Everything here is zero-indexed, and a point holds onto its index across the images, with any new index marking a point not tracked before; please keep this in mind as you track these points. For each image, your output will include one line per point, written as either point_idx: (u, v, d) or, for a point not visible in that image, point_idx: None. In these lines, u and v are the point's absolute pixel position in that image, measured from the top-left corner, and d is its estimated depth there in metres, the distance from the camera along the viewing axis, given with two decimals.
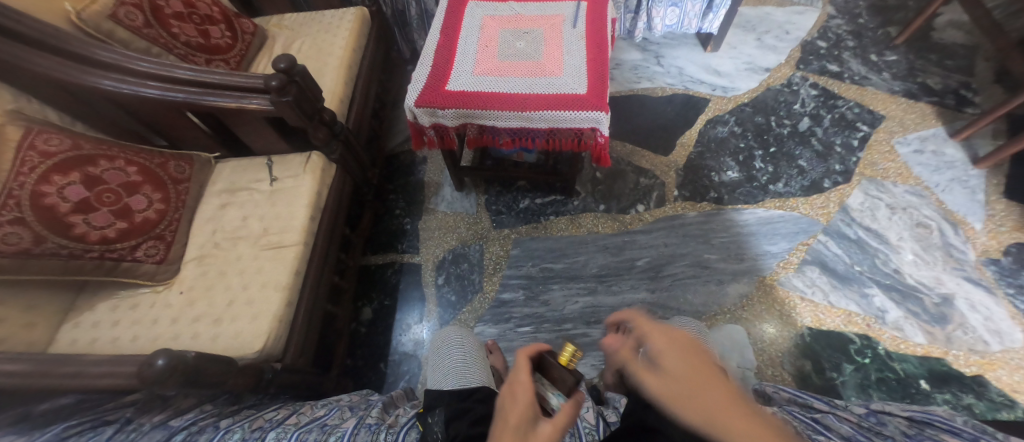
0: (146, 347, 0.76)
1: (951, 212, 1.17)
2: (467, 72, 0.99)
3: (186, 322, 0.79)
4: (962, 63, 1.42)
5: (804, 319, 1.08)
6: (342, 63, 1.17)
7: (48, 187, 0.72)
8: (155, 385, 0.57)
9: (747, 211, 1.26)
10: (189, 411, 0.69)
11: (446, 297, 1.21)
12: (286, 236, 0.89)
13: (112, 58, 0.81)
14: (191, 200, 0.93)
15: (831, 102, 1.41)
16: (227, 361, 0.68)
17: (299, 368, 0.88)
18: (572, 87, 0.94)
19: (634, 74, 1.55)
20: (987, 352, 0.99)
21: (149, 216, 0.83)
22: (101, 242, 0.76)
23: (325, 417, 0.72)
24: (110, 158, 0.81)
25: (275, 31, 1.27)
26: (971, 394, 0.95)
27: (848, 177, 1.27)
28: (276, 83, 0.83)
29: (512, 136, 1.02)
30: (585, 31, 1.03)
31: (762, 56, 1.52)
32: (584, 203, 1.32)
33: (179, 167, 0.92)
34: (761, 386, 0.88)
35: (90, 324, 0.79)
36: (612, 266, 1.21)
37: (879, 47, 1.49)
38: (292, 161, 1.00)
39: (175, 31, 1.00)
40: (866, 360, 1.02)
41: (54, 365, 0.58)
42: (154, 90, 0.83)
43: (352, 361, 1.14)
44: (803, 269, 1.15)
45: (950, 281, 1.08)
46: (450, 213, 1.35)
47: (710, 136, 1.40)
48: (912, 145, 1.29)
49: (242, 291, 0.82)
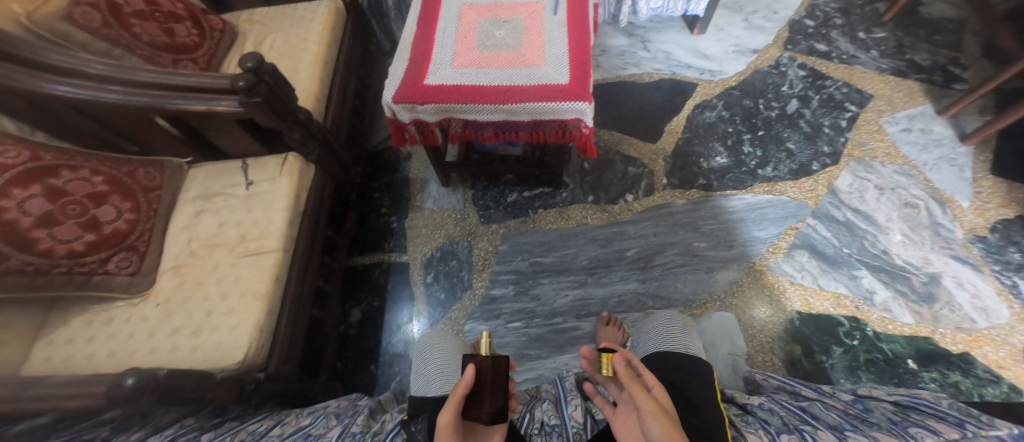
0: (123, 362, 0.74)
1: (938, 190, 1.17)
2: (446, 65, 0.96)
3: (163, 335, 0.77)
4: (951, 39, 1.40)
5: (793, 304, 1.08)
6: (317, 59, 1.13)
7: (7, 202, 0.68)
8: (126, 405, 0.55)
9: (736, 197, 1.25)
10: (169, 427, 0.67)
11: (435, 295, 1.20)
12: (264, 242, 0.87)
13: (67, 62, 0.77)
14: (164, 208, 0.91)
15: (819, 82, 1.39)
16: (205, 375, 0.67)
17: (283, 376, 0.86)
18: (554, 77, 0.91)
19: (620, 60, 1.52)
20: (973, 329, 1.00)
21: (119, 227, 0.80)
22: (69, 256, 0.73)
23: (310, 426, 0.71)
24: (73, 168, 0.78)
25: (245, 27, 1.23)
26: (957, 371, 0.96)
27: (836, 159, 1.26)
28: (244, 83, 0.79)
29: (495, 129, 0.99)
30: (567, 18, 1.00)
31: (749, 37, 1.50)
32: (572, 195, 1.30)
33: (149, 175, 0.89)
34: (750, 374, 0.88)
35: (64, 341, 0.77)
36: (603, 257, 1.20)
37: (867, 24, 1.47)
38: (268, 163, 0.97)
39: (137, 31, 0.96)
40: (855, 342, 1.03)
41: (19, 390, 0.56)
42: (116, 95, 0.79)
43: (343, 363, 1.14)
44: (792, 254, 1.14)
45: (938, 260, 1.08)
46: (437, 209, 1.33)
47: (699, 122, 1.38)
48: (901, 124, 1.28)
49: (221, 301, 0.80)
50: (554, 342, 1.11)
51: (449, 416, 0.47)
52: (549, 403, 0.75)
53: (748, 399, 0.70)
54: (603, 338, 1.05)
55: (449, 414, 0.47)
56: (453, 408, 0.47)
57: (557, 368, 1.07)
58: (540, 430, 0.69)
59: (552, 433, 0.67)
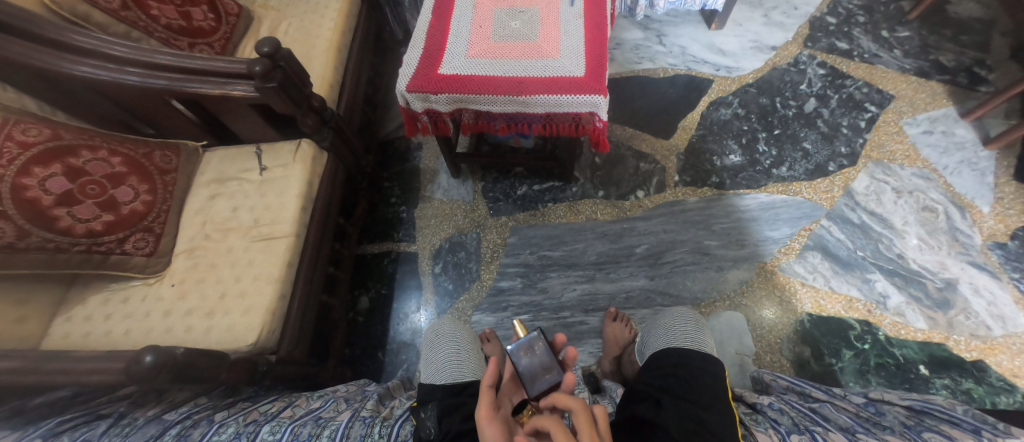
0: (139, 340, 0.76)
1: (958, 195, 1.14)
2: (460, 55, 0.95)
3: (178, 315, 0.79)
4: (978, 39, 1.36)
5: (804, 305, 1.07)
6: (331, 46, 1.13)
7: (29, 180, 0.70)
8: (143, 382, 0.56)
9: (749, 196, 1.23)
10: (183, 405, 0.68)
11: (443, 285, 1.20)
12: (277, 228, 0.88)
13: (87, 42, 0.78)
14: (180, 191, 0.91)
15: (838, 81, 1.36)
16: (219, 356, 0.68)
17: (293, 359, 0.88)
18: (570, 69, 0.90)
19: (635, 54, 1.50)
20: (989, 337, 0.98)
21: (136, 208, 0.81)
22: (88, 235, 0.75)
23: (320, 409, 0.72)
24: (92, 148, 0.79)
25: (261, 11, 1.23)
26: (970, 378, 0.95)
27: (854, 160, 1.23)
28: (260, 68, 0.79)
29: (507, 121, 0.99)
30: (584, 10, 0.98)
31: (768, 34, 1.47)
32: (583, 190, 1.29)
33: (166, 157, 0.90)
34: (758, 373, 0.87)
35: (83, 318, 0.79)
36: (612, 253, 1.19)
37: (891, 22, 1.43)
38: (281, 149, 0.98)
39: (155, 13, 0.97)
40: (866, 346, 1.01)
41: (42, 362, 0.58)
42: (134, 77, 0.80)
43: (351, 350, 1.15)
44: (804, 255, 1.13)
45: (954, 265, 1.06)
46: (447, 200, 1.33)
47: (713, 119, 1.36)
48: (922, 126, 1.25)
49: (234, 284, 0.81)
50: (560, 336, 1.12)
51: (487, 408, 0.45)
52: None
53: (757, 399, 0.70)
54: (609, 334, 1.04)
55: (484, 408, 0.45)
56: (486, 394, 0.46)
57: None
58: None
59: None
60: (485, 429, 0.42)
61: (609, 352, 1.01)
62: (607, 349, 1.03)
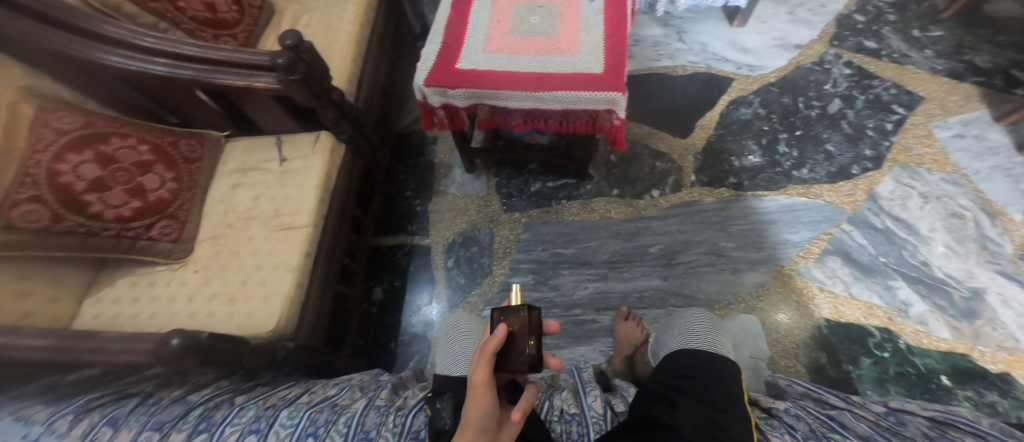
0: (163, 323, 0.78)
1: (989, 202, 1.10)
2: (478, 50, 0.95)
3: (202, 301, 0.81)
4: (1016, 40, 1.30)
5: (822, 311, 1.05)
6: (350, 39, 1.14)
7: (63, 166, 0.73)
8: (170, 363, 0.58)
9: (768, 198, 1.20)
10: (206, 387, 0.70)
11: (455, 279, 1.21)
12: (296, 218, 0.89)
13: (116, 32, 0.80)
14: (204, 179, 0.94)
15: (865, 82, 1.32)
16: (240, 341, 0.69)
17: (310, 347, 0.89)
18: (588, 66, 0.89)
19: (654, 51, 1.48)
20: (1017, 349, 0.95)
21: (162, 195, 0.84)
22: (117, 220, 0.77)
23: (336, 397, 0.74)
24: (122, 136, 0.82)
25: (282, 4, 1.24)
26: (995, 391, 0.92)
27: (879, 163, 1.20)
28: (283, 60, 0.81)
29: (524, 117, 0.99)
30: (604, 6, 0.97)
31: (793, 32, 1.43)
32: (597, 188, 1.28)
33: (191, 146, 0.93)
34: (773, 378, 0.83)
35: (112, 300, 0.82)
36: (626, 252, 1.18)
37: (923, 21, 1.38)
38: (301, 141, 0.99)
39: (182, 5, 0.99)
40: (886, 354, 0.99)
41: (76, 341, 0.60)
42: (161, 67, 0.82)
43: (365, 340, 1.17)
44: (824, 259, 1.10)
45: (983, 274, 1.03)
46: (461, 195, 1.33)
47: (733, 118, 1.33)
48: (952, 130, 1.21)
49: (255, 272, 0.83)
50: (572, 333, 1.12)
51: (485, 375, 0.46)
52: (568, 391, 0.75)
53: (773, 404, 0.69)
54: (620, 332, 1.03)
55: (482, 374, 0.46)
56: (486, 365, 0.47)
57: (573, 359, 1.09)
58: (560, 417, 0.70)
59: (572, 422, 0.69)
60: (482, 400, 0.44)
61: (621, 352, 1.01)
62: (618, 348, 1.03)
